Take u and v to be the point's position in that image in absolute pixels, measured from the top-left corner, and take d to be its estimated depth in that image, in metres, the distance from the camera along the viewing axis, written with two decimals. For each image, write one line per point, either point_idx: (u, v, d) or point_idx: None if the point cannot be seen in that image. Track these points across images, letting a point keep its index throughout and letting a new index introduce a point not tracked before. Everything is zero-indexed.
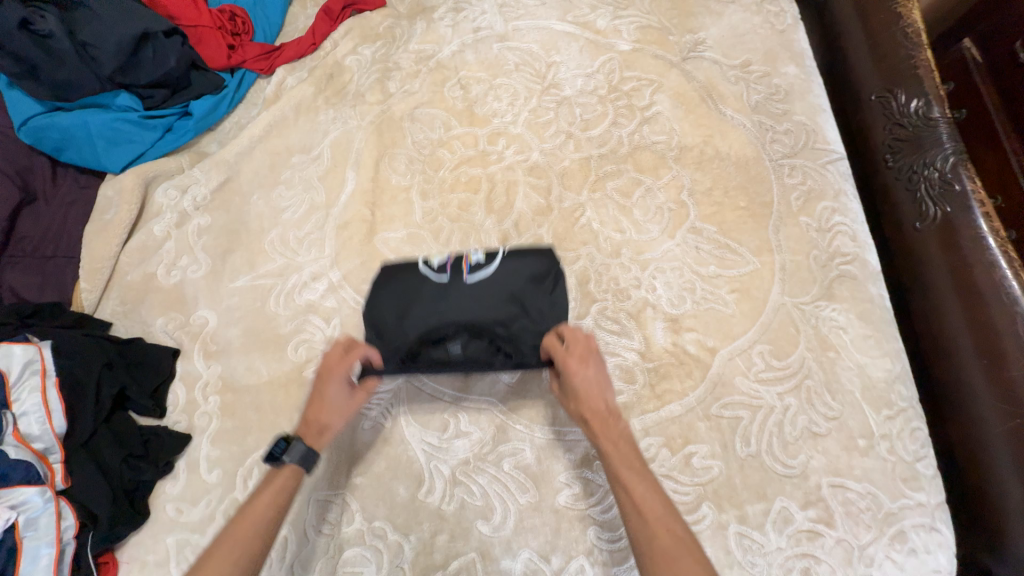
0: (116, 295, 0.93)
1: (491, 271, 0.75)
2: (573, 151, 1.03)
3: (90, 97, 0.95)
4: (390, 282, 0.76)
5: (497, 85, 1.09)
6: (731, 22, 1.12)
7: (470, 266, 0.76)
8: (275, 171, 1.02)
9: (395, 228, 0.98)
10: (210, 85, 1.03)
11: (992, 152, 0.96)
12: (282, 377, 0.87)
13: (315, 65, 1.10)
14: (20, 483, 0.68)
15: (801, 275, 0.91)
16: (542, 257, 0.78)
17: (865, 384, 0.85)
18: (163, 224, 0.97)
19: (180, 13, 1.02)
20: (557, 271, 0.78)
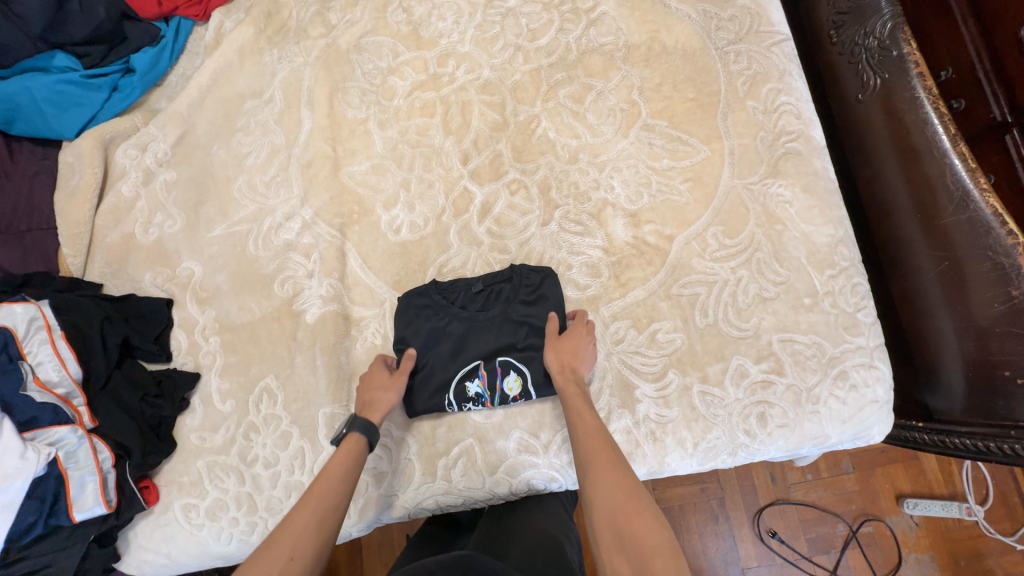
0: (100, 258, 0.96)
1: (447, 326, 0.89)
2: (522, 63, 1.03)
3: (28, 60, 0.93)
4: (435, 386, 0.87)
5: (440, 4, 1.07)
6: None
7: (437, 330, 0.89)
8: (231, 120, 1.02)
9: (359, 161, 1.00)
10: (146, 37, 1.00)
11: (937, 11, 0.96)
12: (274, 312, 0.93)
13: (250, 4, 1.07)
14: (53, 424, 0.75)
15: (749, 157, 0.96)
16: (408, 294, 0.92)
17: (810, 249, 0.92)
18: (130, 184, 0.98)
19: None
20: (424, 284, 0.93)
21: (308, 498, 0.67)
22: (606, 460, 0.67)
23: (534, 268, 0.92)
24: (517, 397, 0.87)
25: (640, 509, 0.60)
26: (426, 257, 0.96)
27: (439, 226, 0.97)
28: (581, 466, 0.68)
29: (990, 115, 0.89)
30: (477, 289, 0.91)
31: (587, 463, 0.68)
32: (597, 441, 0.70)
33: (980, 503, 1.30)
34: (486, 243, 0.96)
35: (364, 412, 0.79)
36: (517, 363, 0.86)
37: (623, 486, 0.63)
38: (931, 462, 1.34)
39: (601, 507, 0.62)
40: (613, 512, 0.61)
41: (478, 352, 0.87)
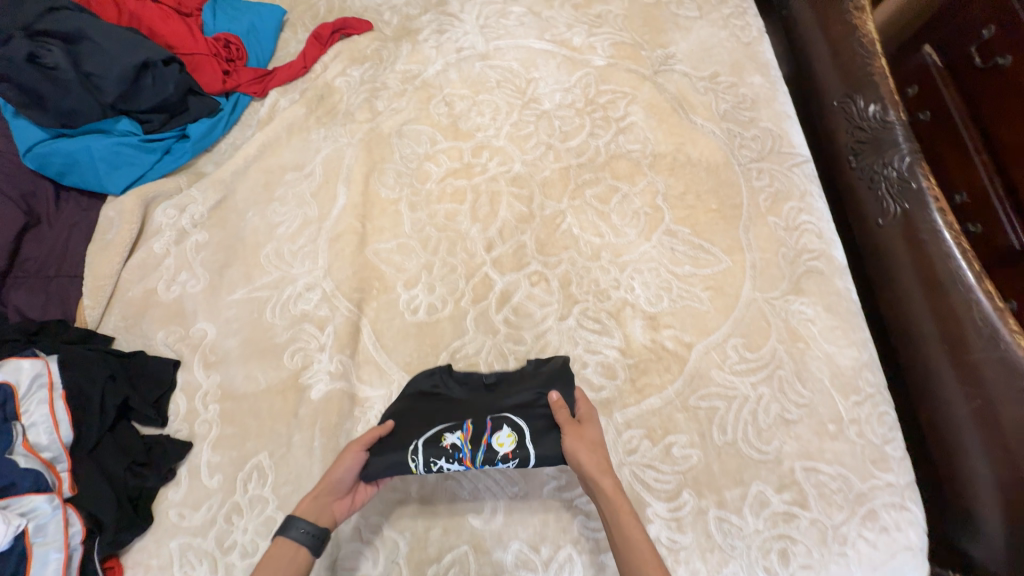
0: (118, 311, 0.96)
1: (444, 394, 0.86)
2: (552, 161, 1.08)
3: (93, 123, 1.00)
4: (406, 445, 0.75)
5: (480, 101, 1.15)
6: (699, 37, 1.19)
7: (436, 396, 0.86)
8: (270, 189, 1.07)
9: (386, 239, 1.03)
10: (205, 109, 1.08)
11: (951, 147, 1.00)
12: (279, 385, 0.91)
13: (306, 87, 1.15)
14: (30, 491, 0.71)
15: (771, 272, 0.97)
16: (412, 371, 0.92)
17: (833, 372, 0.89)
18: (163, 241, 1.01)
19: (178, 43, 1.06)
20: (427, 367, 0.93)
21: None
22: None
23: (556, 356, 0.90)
24: (507, 457, 0.74)
25: None
26: (440, 341, 0.95)
27: (456, 310, 0.97)
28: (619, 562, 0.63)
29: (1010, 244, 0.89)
30: (486, 379, 0.88)
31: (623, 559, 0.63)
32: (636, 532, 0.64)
33: None
34: (502, 332, 0.95)
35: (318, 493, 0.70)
36: (510, 416, 0.77)
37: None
38: None
39: None
40: None
41: (469, 413, 0.81)
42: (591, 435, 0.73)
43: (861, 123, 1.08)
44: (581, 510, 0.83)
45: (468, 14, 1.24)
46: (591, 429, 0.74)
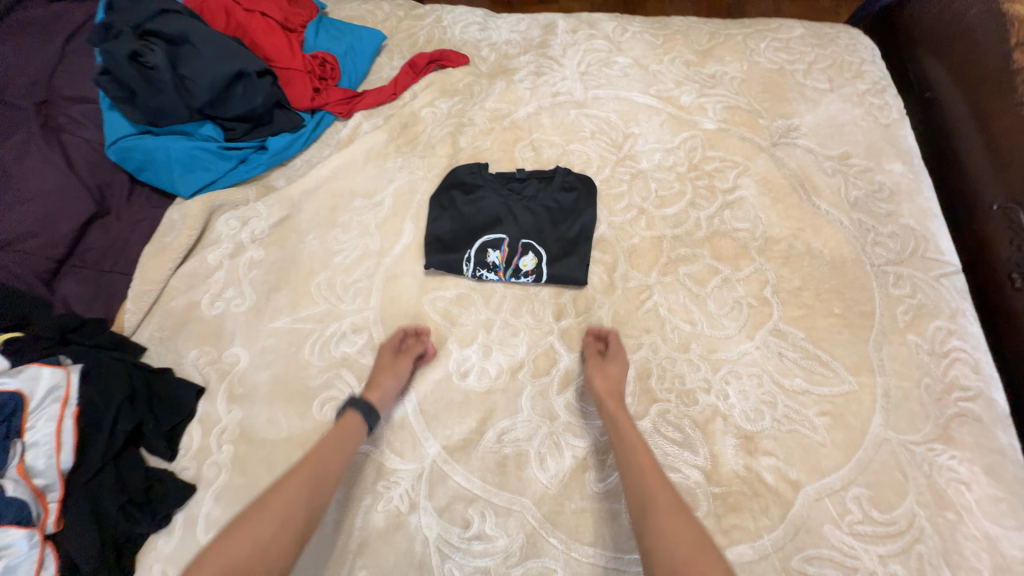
0: (157, 320, 0.90)
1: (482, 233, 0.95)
2: (644, 228, 0.95)
3: (178, 125, 0.97)
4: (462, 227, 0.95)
5: (570, 151, 1.05)
6: (829, 111, 1.04)
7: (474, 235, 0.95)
8: (335, 214, 1.00)
9: (446, 286, 0.92)
10: (289, 124, 1.03)
11: None
12: (302, 436, 0.80)
13: (392, 114, 1.10)
14: (10, 523, 0.62)
15: (910, 408, 0.77)
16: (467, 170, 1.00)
17: (998, 563, 0.67)
18: (218, 253, 0.95)
19: (276, 56, 1.03)
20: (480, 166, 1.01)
21: (300, 468, 0.67)
22: (664, 495, 0.64)
23: (557, 167, 1.00)
24: (529, 274, 0.91)
25: (700, 543, 0.58)
26: (488, 416, 0.81)
27: (511, 384, 0.84)
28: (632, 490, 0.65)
29: None
30: (518, 175, 0.99)
31: (635, 471, 0.67)
32: (643, 457, 0.68)
33: None
34: (561, 420, 0.81)
35: (369, 393, 0.78)
36: (538, 245, 0.93)
37: (670, 508, 0.62)
38: None
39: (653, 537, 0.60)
40: (669, 534, 0.59)
41: (506, 232, 0.94)
42: (613, 370, 0.79)
43: None
44: None
45: (569, 58, 1.17)
46: (614, 366, 0.80)
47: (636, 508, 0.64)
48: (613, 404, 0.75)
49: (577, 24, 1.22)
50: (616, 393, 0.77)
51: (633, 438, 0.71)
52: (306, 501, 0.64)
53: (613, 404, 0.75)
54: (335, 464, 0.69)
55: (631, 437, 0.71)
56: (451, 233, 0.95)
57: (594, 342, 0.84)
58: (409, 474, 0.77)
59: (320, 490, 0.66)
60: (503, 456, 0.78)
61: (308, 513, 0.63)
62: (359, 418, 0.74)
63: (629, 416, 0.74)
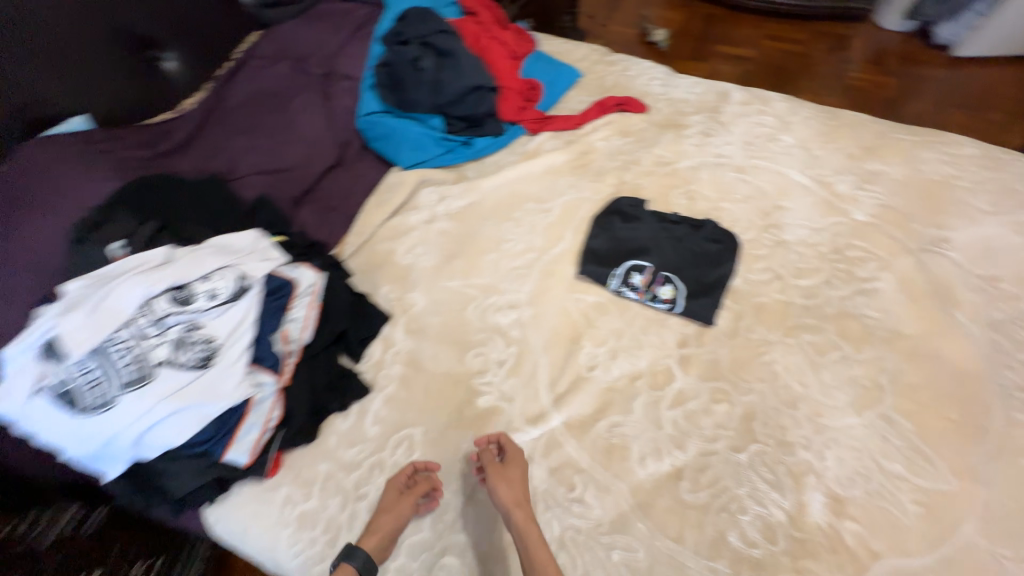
0: (364, 254, 1.15)
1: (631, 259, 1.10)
2: (776, 291, 1.06)
3: (418, 113, 1.24)
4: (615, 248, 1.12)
5: (721, 207, 1.18)
6: (985, 233, 1.09)
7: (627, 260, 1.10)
8: (510, 209, 1.21)
9: (590, 292, 1.08)
10: (493, 130, 1.27)
11: None
12: (455, 376, 0.99)
13: (573, 140, 1.30)
14: (266, 369, 0.86)
15: (1010, 526, 0.80)
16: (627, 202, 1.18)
17: None
18: (418, 217, 1.20)
19: (503, 74, 1.28)
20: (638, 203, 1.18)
21: None
22: None
23: (707, 219, 1.15)
24: (665, 301, 1.05)
25: None
26: (604, 408, 0.96)
27: (630, 388, 0.97)
28: None
29: None
30: (671, 217, 1.15)
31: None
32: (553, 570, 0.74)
33: None
34: (667, 431, 0.93)
35: (364, 536, 0.80)
36: (676, 278, 1.07)
37: None
38: None
39: None
40: None
41: (651, 261, 1.09)
42: (512, 474, 0.83)
43: None
44: None
45: (736, 127, 1.31)
46: (514, 468, 0.84)
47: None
48: (522, 513, 0.80)
49: (750, 99, 1.36)
50: (525, 499, 0.81)
51: (541, 550, 0.76)
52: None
53: (522, 514, 0.80)
54: None
55: (535, 546, 0.77)
56: (603, 251, 1.12)
57: (490, 449, 0.87)
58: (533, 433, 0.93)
59: None
60: (612, 444, 0.92)
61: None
62: (350, 570, 0.76)
63: (538, 528, 0.79)
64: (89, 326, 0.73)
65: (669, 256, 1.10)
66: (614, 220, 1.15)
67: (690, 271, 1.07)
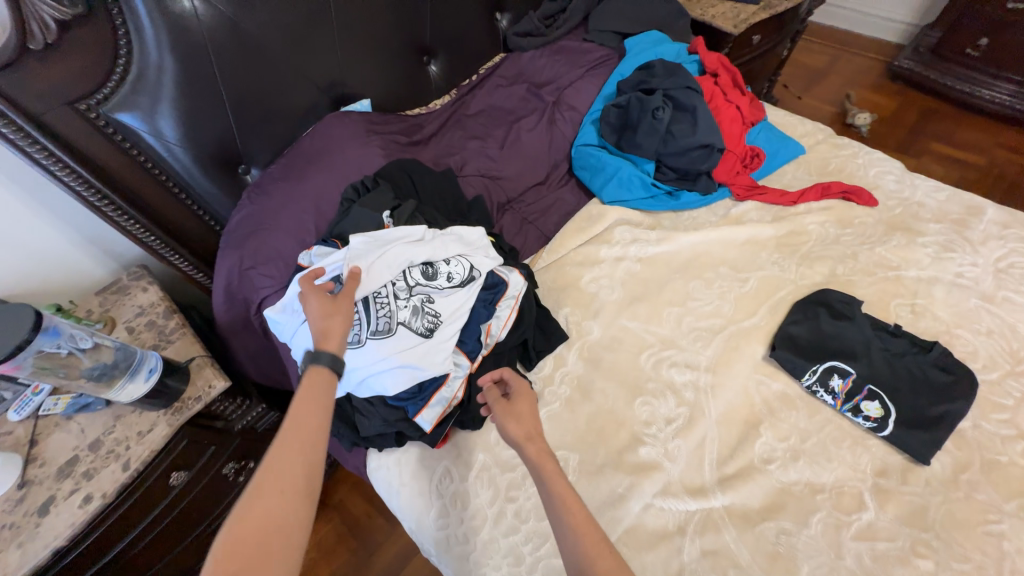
0: (552, 271, 1.22)
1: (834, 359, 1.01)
2: (1017, 453, 0.89)
3: (635, 155, 1.29)
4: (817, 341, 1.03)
5: (955, 334, 1.03)
6: None
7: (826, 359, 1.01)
8: (703, 268, 1.19)
9: (776, 380, 1.02)
10: (703, 188, 1.27)
11: None
12: (619, 416, 0.99)
13: (784, 216, 1.25)
14: (465, 352, 0.97)
15: None
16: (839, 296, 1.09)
17: None
18: (610, 252, 1.22)
19: (731, 139, 1.28)
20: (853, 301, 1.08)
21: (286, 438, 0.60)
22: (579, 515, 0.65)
23: (936, 343, 1.01)
24: (868, 419, 0.94)
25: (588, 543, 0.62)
26: (774, 509, 0.88)
27: (808, 498, 0.88)
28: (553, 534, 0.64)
29: None
30: (891, 328, 1.03)
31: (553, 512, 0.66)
32: (573, 502, 0.66)
33: None
34: (849, 564, 0.82)
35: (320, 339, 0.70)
36: (888, 397, 0.95)
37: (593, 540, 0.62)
38: None
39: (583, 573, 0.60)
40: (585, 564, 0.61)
41: (858, 368, 0.99)
42: (520, 408, 0.83)
43: None
44: None
45: (987, 249, 1.15)
46: (522, 405, 0.84)
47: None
48: (537, 446, 0.75)
49: (1010, 222, 1.19)
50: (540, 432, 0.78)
51: (559, 483, 0.69)
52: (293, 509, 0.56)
53: (534, 446, 0.75)
54: (310, 420, 0.62)
55: (557, 486, 0.68)
56: (801, 340, 1.04)
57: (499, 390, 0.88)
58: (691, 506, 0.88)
59: (314, 433, 0.61)
60: (779, 552, 0.83)
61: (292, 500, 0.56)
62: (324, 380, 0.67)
63: (551, 459, 0.73)
64: (365, 278, 0.88)
65: (883, 369, 0.98)
66: (824, 312, 1.07)
67: (905, 394, 0.95)
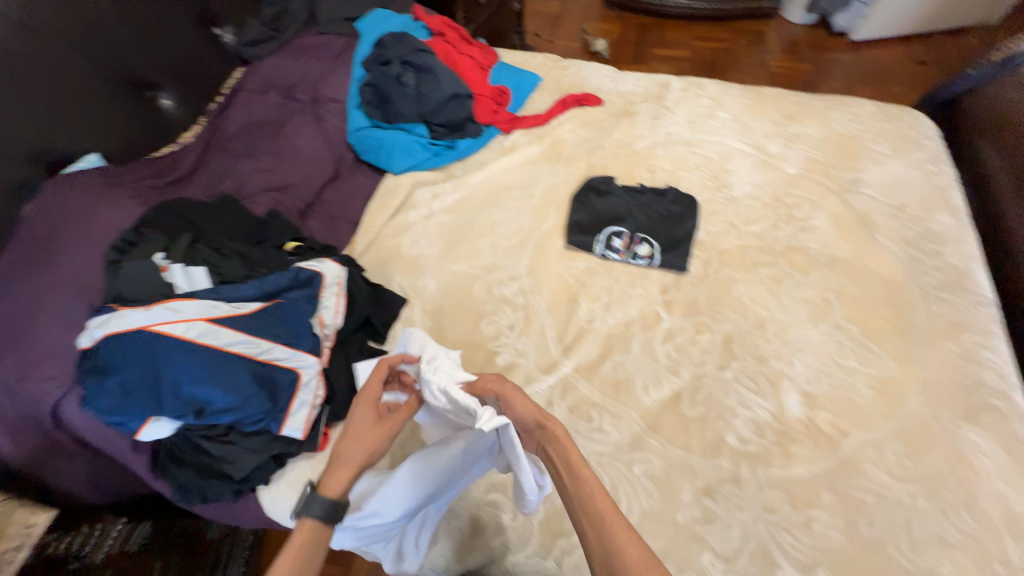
0: (374, 252, 1.28)
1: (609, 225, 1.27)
2: (734, 238, 1.25)
3: (403, 123, 1.40)
4: (595, 218, 1.28)
5: (678, 176, 1.37)
6: (890, 172, 1.32)
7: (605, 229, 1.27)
8: (499, 198, 1.36)
9: (579, 259, 1.24)
10: (473, 132, 1.44)
11: None
12: (472, 342, 1.12)
13: (544, 134, 1.48)
14: (308, 352, 0.97)
15: (943, 393, 0.99)
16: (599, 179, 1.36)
17: (1008, 514, 0.86)
18: (417, 214, 1.33)
19: (475, 84, 1.47)
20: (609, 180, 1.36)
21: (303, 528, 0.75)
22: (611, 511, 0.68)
23: (668, 187, 1.33)
24: (643, 258, 1.22)
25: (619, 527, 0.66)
26: (607, 351, 1.10)
27: (625, 332, 1.12)
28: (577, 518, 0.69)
29: None
30: (638, 189, 1.33)
31: (580, 507, 0.69)
32: (598, 495, 0.69)
33: None
34: (662, 362, 1.07)
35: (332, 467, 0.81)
36: (650, 237, 1.24)
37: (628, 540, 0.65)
38: None
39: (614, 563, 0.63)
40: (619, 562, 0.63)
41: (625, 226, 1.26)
42: (512, 400, 0.82)
43: None
44: (712, 548, 0.86)
45: (680, 110, 1.52)
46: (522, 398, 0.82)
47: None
48: (552, 425, 0.78)
49: (688, 86, 1.59)
50: (549, 417, 0.79)
51: (592, 488, 0.70)
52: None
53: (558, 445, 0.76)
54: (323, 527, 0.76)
55: (585, 478, 0.72)
56: (584, 222, 1.28)
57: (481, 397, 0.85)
58: (549, 380, 1.05)
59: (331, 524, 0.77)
60: (617, 378, 1.06)
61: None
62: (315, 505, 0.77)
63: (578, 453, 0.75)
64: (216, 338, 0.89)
65: (641, 219, 1.27)
66: (592, 196, 1.32)
67: (659, 230, 1.25)
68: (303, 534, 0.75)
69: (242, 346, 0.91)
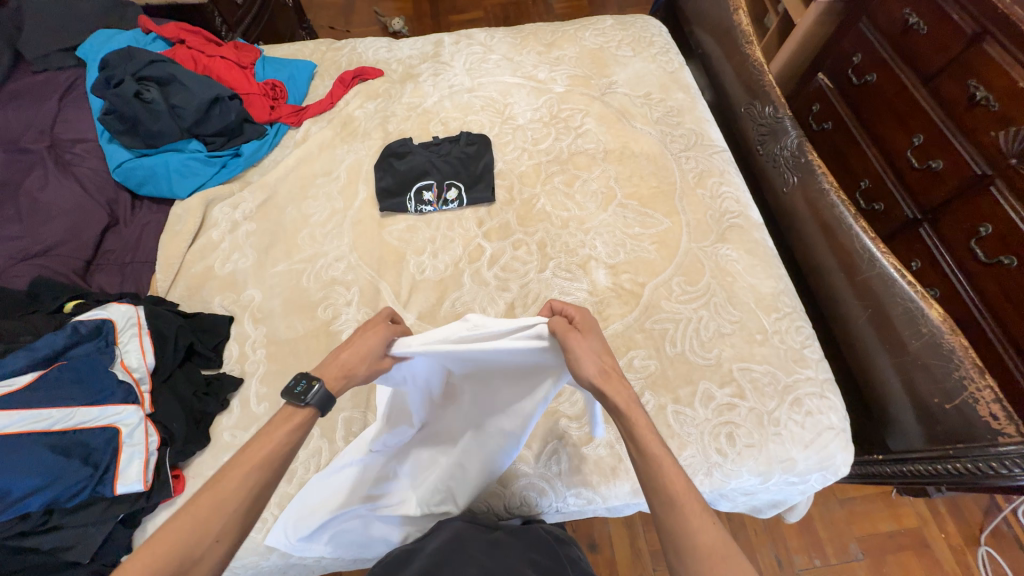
0: (183, 283, 1.19)
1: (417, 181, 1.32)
2: (527, 160, 1.39)
3: (171, 144, 1.31)
4: (401, 179, 1.32)
5: (469, 121, 1.47)
6: (634, 69, 1.55)
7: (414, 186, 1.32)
8: (305, 189, 1.34)
9: (398, 222, 1.28)
10: (255, 133, 1.39)
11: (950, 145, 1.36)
12: (313, 331, 1.12)
13: (333, 116, 1.47)
14: (121, 402, 0.89)
15: (702, 228, 1.23)
16: (396, 142, 1.40)
17: (758, 297, 1.13)
18: (220, 231, 1.26)
19: (239, 87, 1.42)
20: (406, 141, 1.41)
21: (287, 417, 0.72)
22: (685, 492, 0.65)
23: (461, 132, 1.42)
24: (454, 202, 1.30)
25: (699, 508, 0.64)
26: (444, 293, 1.17)
27: (456, 270, 1.20)
28: (660, 506, 0.66)
29: (905, 215, 1.53)
30: (433, 141, 1.40)
31: (661, 494, 0.66)
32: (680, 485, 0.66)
33: (952, 541, 1.51)
34: (493, 284, 1.18)
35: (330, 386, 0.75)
36: (456, 180, 1.32)
37: (710, 526, 0.63)
38: (900, 506, 1.56)
39: (693, 550, 0.61)
40: (701, 545, 0.61)
41: (430, 178, 1.32)
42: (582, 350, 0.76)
43: (765, 109, 1.40)
44: (565, 415, 1.03)
45: (457, 61, 1.61)
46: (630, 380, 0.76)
47: (652, 495, 0.67)
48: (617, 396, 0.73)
49: (458, 38, 1.67)
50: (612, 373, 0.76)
51: (669, 470, 0.67)
52: (247, 495, 0.64)
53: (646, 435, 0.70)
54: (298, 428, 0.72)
55: (661, 459, 0.68)
56: (393, 186, 1.32)
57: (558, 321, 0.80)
58: None
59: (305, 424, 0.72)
60: (458, 312, 1.14)
61: (251, 495, 0.64)
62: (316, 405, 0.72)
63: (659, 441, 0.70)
64: None
65: (444, 166, 1.34)
66: (393, 160, 1.36)
67: (461, 171, 1.33)
68: (303, 412, 0.72)
69: (26, 422, 0.83)
